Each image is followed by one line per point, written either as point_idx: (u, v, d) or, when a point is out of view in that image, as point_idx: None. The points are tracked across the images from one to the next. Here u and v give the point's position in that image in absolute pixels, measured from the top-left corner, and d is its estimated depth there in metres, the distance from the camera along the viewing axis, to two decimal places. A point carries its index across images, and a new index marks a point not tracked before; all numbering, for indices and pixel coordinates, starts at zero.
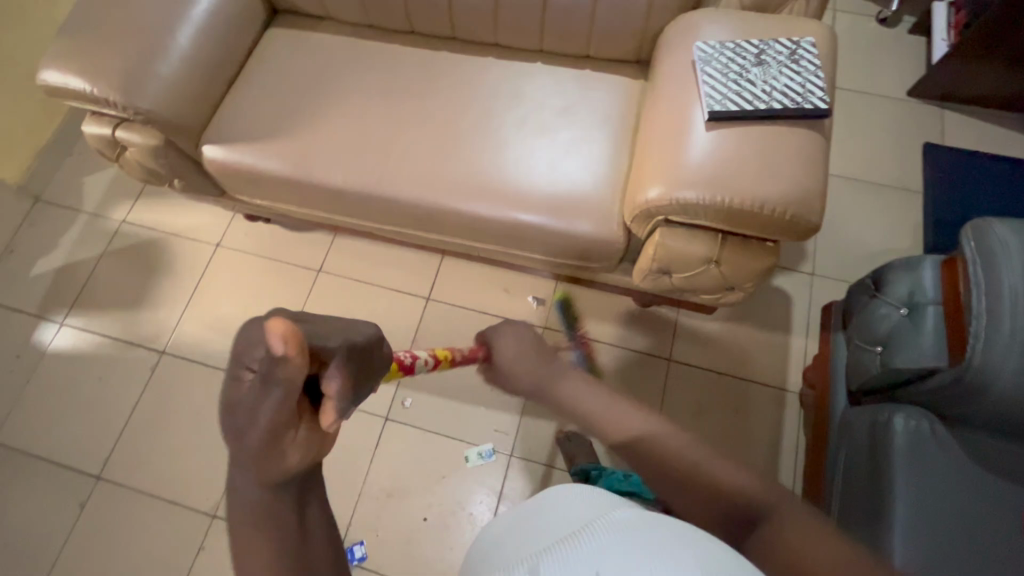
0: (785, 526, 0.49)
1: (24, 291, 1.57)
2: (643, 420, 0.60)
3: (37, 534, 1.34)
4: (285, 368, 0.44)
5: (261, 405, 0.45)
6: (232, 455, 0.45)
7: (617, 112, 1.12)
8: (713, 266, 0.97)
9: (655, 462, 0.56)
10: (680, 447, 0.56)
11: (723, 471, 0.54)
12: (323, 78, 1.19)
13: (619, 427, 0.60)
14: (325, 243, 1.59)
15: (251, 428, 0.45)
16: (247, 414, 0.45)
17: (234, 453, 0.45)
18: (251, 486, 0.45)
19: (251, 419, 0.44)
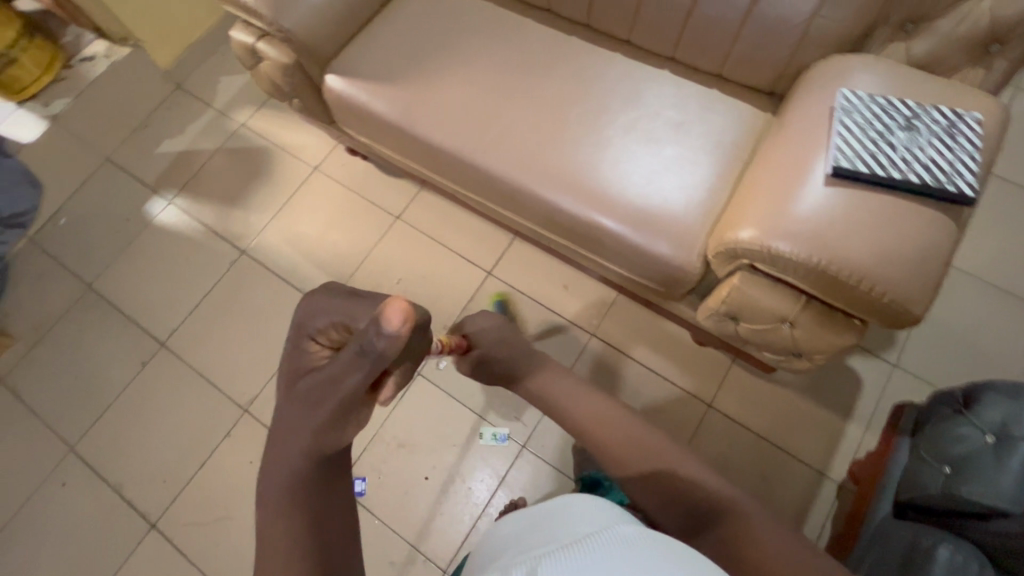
0: (751, 522, 0.54)
1: (148, 164, 1.74)
2: (619, 421, 0.68)
3: (104, 376, 1.51)
4: (384, 343, 0.55)
5: (349, 373, 0.54)
6: (303, 415, 0.52)
7: (732, 140, 1.06)
8: (787, 327, 0.91)
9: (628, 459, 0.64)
10: (658, 449, 0.63)
11: (698, 474, 0.60)
12: (451, 36, 1.20)
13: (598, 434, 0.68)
14: (410, 194, 1.64)
15: (333, 395, 0.53)
16: (332, 376, 0.54)
17: (306, 413, 0.53)
18: (304, 443, 0.51)
19: (336, 384, 0.54)
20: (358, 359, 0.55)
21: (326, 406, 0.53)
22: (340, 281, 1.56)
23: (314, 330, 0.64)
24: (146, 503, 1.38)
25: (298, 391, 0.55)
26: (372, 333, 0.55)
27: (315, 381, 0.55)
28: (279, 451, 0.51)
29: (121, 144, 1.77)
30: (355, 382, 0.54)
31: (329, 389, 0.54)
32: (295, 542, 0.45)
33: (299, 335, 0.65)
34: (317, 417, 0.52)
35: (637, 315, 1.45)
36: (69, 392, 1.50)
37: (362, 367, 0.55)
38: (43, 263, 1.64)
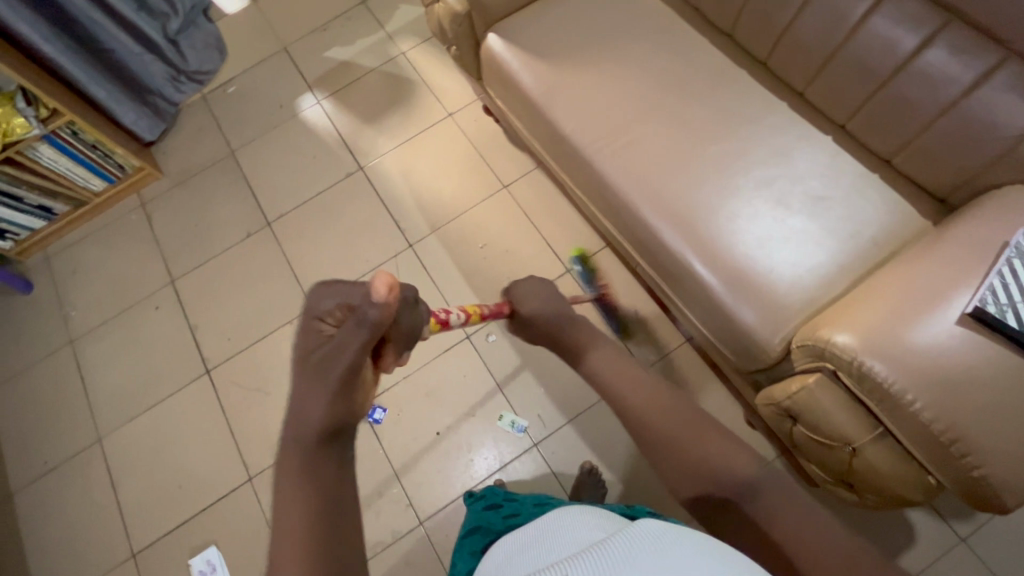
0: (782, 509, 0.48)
1: (313, 63, 1.90)
2: (649, 388, 0.61)
3: (216, 231, 1.71)
4: (376, 313, 0.54)
5: (349, 341, 0.53)
6: (314, 386, 0.52)
7: (871, 235, 0.95)
8: (847, 451, 0.82)
9: (652, 427, 0.57)
10: (676, 419, 0.57)
11: (720, 448, 0.53)
12: (619, 32, 1.17)
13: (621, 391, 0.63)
14: (524, 169, 1.66)
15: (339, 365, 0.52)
16: (336, 348, 0.53)
17: (315, 383, 0.52)
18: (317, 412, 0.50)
19: (344, 354, 0.53)
20: (357, 330, 0.54)
21: (335, 377, 0.52)
22: (432, 225, 1.63)
23: (321, 310, 0.58)
24: (209, 350, 1.56)
25: (306, 369, 0.53)
26: (365, 304, 0.55)
27: (323, 357, 0.53)
28: (300, 415, 0.50)
29: (299, 39, 1.94)
30: (353, 351, 0.53)
31: (335, 361, 0.53)
32: (310, 502, 0.44)
33: (308, 321, 0.58)
34: (327, 390, 0.51)
35: (696, 369, 1.39)
36: (186, 235, 1.72)
37: (361, 330, 0.54)
38: (203, 118, 1.86)
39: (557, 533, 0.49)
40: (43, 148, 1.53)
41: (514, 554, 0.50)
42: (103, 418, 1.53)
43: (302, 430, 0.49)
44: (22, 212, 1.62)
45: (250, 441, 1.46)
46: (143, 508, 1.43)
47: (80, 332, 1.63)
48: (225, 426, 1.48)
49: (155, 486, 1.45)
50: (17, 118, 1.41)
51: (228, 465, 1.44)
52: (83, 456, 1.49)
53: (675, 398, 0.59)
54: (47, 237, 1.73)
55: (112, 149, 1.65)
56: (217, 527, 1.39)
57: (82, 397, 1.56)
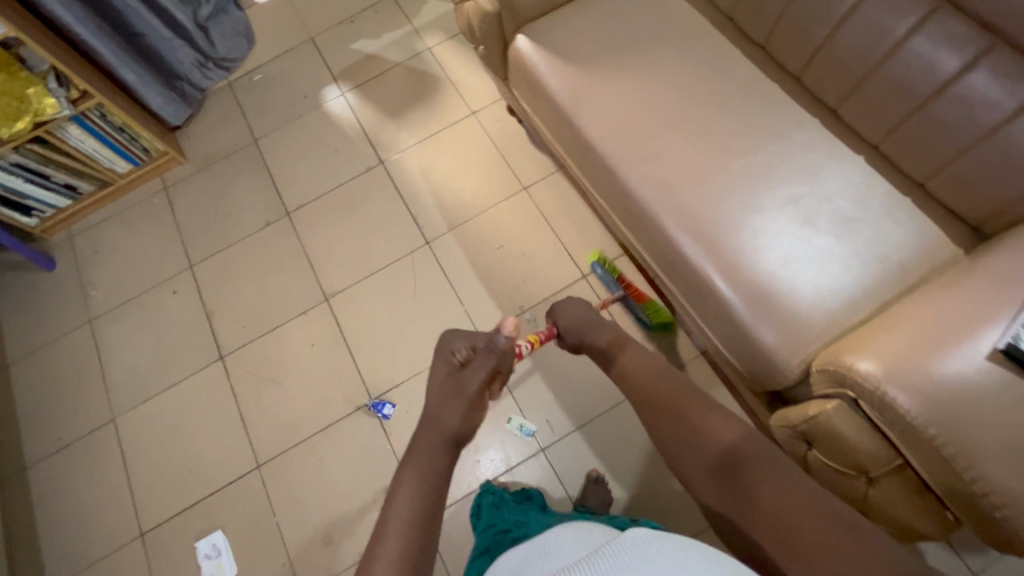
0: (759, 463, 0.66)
1: (339, 55, 1.90)
2: (666, 378, 0.80)
3: (236, 219, 1.72)
4: (503, 344, 0.81)
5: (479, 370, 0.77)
6: (452, 399, 0.73)
7: (900, 259, 0.92)
8: (863, 479, 0.81)
9: (665, 408, 0.77)
10: (687, 403, 0.75)
11: (717, 423, 0.72)
12: (650, 39, 1.16)
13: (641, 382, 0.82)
14: (545, 171, 1.65)
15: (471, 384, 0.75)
16: (469, 374, 0.77)
17: (453, 398, 0.73)
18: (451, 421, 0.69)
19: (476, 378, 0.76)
20: (486, 358, 0.79)
21: (468, 395, 0.73)
22: (450, 224, 1.62)
23: (455, 346, 0.82)
24: (224, 336, 1.58)
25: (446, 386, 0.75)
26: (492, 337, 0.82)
27: (458, 379, 0.75)
28: (433, 421, 0.69)
29: (326, 30, 1.95)
30: (482, 374, 0.77)
31: (469, 381, 0.75)
32: (428, 487, 0.61)
33: (444, 352, 0.82)
34: (461, 405, 0.71)
35: (708, 383, 1.38)
36: (207, 220, 1.73)
37: (489, 360, 0.79)
38: (228, 105, 1.87)
39: (563, 546, 0.58)
40: (73, 129, 1.55)
41: (520, 567, 0.59)
42: (118, 398, 1.55)
43: (432, 432, 0.68)
44: (48, 190, 1.64)
45: (260, 428, 1.47)
46: (153, 488, 1.45)
47: (100, 312, 1.66)
48: (237, 412, 1.50)
49: (166, 467, 1.47)
50: (48, 98, 1.42)
51: (237, 451, 1.46)
52: (98, 435, 1.52)
53: (683, 388, 0.78)
54: (71, 215, 1.76)
55: (139, 133, 1.67)
56: (225, 512, 1.41)
57: (99, 375, 1.58)
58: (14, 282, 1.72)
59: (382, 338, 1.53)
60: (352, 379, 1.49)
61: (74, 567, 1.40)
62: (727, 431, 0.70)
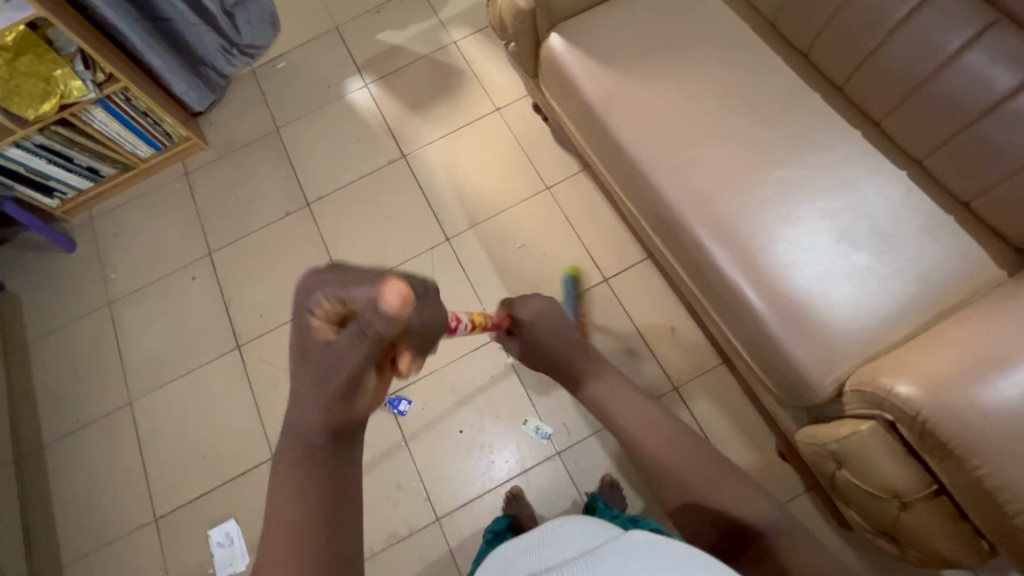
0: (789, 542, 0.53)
1: (364, 45, 1.89)
2: (674, 438, 0.63)
3: (256, 207, 1.72)
4: (380, 325, 0.45)
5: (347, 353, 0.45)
6: (307, 388, 0.45)
7: (940, 279, 0.90)
8: (895, 504, 0.79)
9: (687, 482, 0.59)
10: (710, 471, 0.59)
11: (734, 496, 0.57)
12: (688, 42, 1.13)
13: (646, 440, 0.63)
14: (569, 171, 1.63)
15: (335, 371, 0.45)
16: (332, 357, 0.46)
17: (308, 388, 0.45)
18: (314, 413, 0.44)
19: (338, 363, 0.45)
20: (355, 343, 0.46)
21: (337, 387, 0.45)
22: (471, 221, 1.61)
23: (318, 295, 0.47)
24: (242, 325, 1.58)
25: (303, 367, 0.46)
26: (368, 312, 0.46)
27: (318, 361, 0.46)
28: (297, 408, 0.45)
29: (352, 19, 1.93)
30: (354, 366, 0.45)
31: (335, 370, 0.45)
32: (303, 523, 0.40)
33: (303, 305, 0.48)
34: (329, 398, 0.44)
35: (728, 392, 1.37)
36: (227, 208, 1.73)
37: (360, 345, 0.46)
38: (252, 93, 1.86)
39: (548, 541, 0.53)
40: (97, 112, 1.54)
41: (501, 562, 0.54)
42: (135, 381, 1.56)
43: (301, 429, 0.44)
44: (70, 171, 1.64)
45: (276, 419, 1.47)
46: (167, 473, 1.46)
47: (118, 295, 1.66)
48: (253, 402, 1.50)
49: (181, 453, 1.47)
50: (75, 80, 1.41)
51: (251, 440, 1.46)
52: (114, 417, 1.53)
53: (699, 450, 0.61)
54: (91, 198, 1.76)
55: (162, 117, 1.66)
56: (238, 500, 1.41)
57: (117, 359, 1.59)
58: (35, 261, 1.72)
59: None
60: None
61: (89, 547, 1.41)
62: (755, 507, 0.56)
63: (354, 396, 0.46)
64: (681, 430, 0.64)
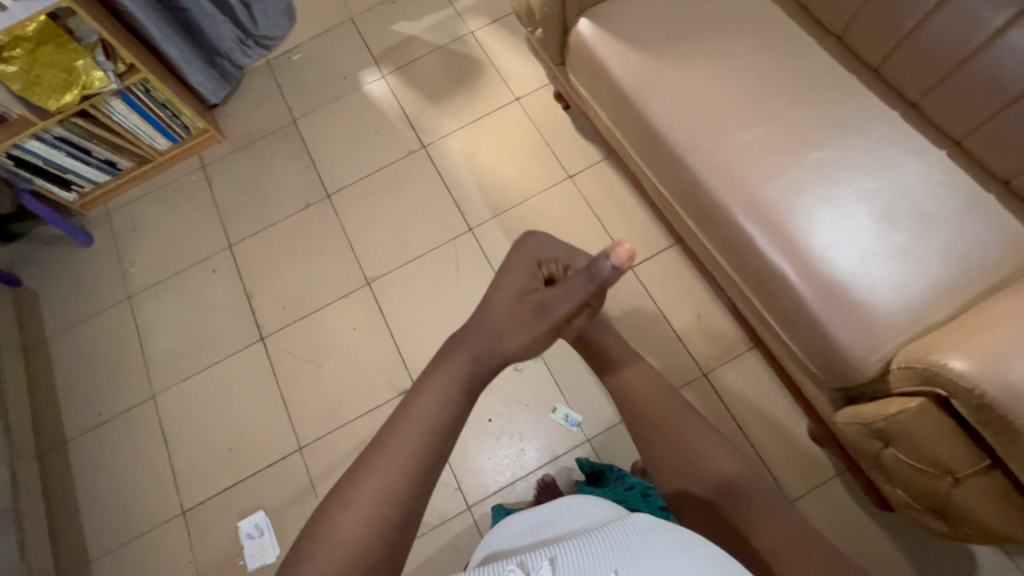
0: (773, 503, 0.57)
1: (381, 36, 1.88)
2: (655, 386, 0.69)
3: (275, 199, 1.71)
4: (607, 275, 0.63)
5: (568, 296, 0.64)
6: (528, 320, 0.63)
7: (982, 258, 0.91)
8: (947, 480, 0.80)
9: (662, 425, 0.65)
10: (691, 428, 0.64)
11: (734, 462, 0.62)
12: (721, 26, 1.13)
13: (633, 390, 0.69)
14: (592, 160, 1.63)
15: (555, 307, 0.64)
16: (555, 299, 0.64)
17: (532, 318, 0.63)
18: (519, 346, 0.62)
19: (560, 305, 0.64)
20: (585, 283, 0.64)
21: (553, 319, 0.63)
22: (493, 210, 1.61)
23: (542, 259, 0.70)
24: (265, 317, 1.57)
25: (523, 303, 0.64)
26: (598, 260, 0.63)
27: (547, 294, 0.64)
28: (484, 339, 0.61)
29: (367, 10, 1.92)
30: (576, 303, 0.64)
31: (557, 303, 0.64)
32: (396, 506, 0.48)
33: (529, 262, 0.69)
34: (536, 330, 0.63)
35: (757, 378, 1.37)
36: (247, 201, 1.72)
37: (586, 288, 0.64)
38: (268, 85, 1.85)
39: (558, 519, 0.54)
40: (117, 104, 1.52)
41: (527, 533, 0.57)
42: (158, 375, 1.55)
43: (422, 422, 0.52)
44: (87, 164, 1.62)
45: (302, 410, 1.47)
46: (194, 467, 1.45)
47: (139, 289, 1.65)
48: (278, 394, 1.49)
49: (206, 446, 1.47)
50: (97, 71, 1.39)
51: (278, 432, 1.46)
52: (137, 411, 1.52)
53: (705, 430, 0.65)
54: (108, 192, 1.74)
55: (181, 109, 1.64)
56: (266, 492, 1.40)
57: (138, 352, 1.58)
58: (52, 257, 1.71)
59: (426, 323, 1.52)
60: (395, 364, 1.49)
61: (116, 542, 1.41)
62: (737, 470, 0.61)
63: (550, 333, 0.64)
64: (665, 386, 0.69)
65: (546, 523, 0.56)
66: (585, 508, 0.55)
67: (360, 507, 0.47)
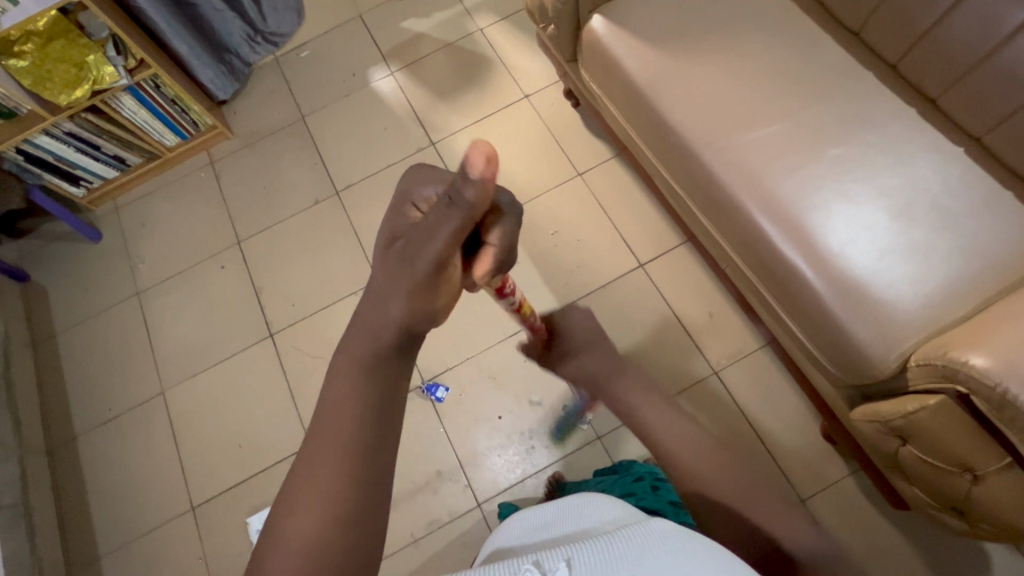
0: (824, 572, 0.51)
1: (389, 33, 1.87)
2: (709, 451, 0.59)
3: (284, 196, 1.71)
4: (471, 193, 0.47)
5: (439, 226, 0.49)
6: (399, 274, 0.50)
7: (1001, 255, 0.90)
8: (966, 477, 0.80)
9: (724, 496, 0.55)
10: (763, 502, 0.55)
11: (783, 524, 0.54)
12: (735, 22, 1.13)
13: (682, 454, 0.59)
14: (601, 157, 1.62)
15: (425, 251, 0.49)
16: (422, 241, 0.49)
17: (403, 271, 0.49)
18: (398, 307, 0.49)
19: (428, 244, 0.49)
20: (448, 214, 0.48)
21: (418, 271, 0.49)
22: None
23: (415, 196, 0.54)
24: (274, 314, 1.57)
25: (389, 254, 0.51)
26: (458, 180, 0.47)
27: (408, 241, 0.50)
28: (371, 316, 0.49)
29: (376, 7, 1.92)
30: (445, 242, 0.49)
31: (421, 249, 0.49)
32: (347, 506, 0.41)
33: (400, 204, 0.54)
34: (410, 283, 0.49)
35: (768, 377, 1.37)
36: (256, 197, 1.72)
37: (453, 220, 0.48)
38: (276, 81, 1.85)
39: (573, 517, 0.53)
40: (126, 99, 1.52)
41: (540, 528, 0.56)
42: (167, 371, 1.55)
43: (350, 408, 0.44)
44: (96, 160, 1.62)
45: (312, 407, 1.47)
46: (202, 463, 1.45)
47: (147, 285, 1.65)
48: (287, 390, 1.49)
49: (215, 442, 1.46)
50: (107, 67, 1.39)
51: (288, 428, 1.45)
52: (146, 407, 1.52)
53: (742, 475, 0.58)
54: (116, 188, 1.74)
55: (190, 106, 1.64)
56: (275, 489, 1.40)
57: (147, 348, 1.58)
58: (60, 252, 1.71)
59: None
60: None
61: (124, 538, 1.40)
62: (782, 522, 0.54)
63: (435, 282, 0.50)
64: (723, 450, 0.60)
65: (553, 520, 0.56)
66: (602, 506, 0.54)
67: (304, 519, 0.41)
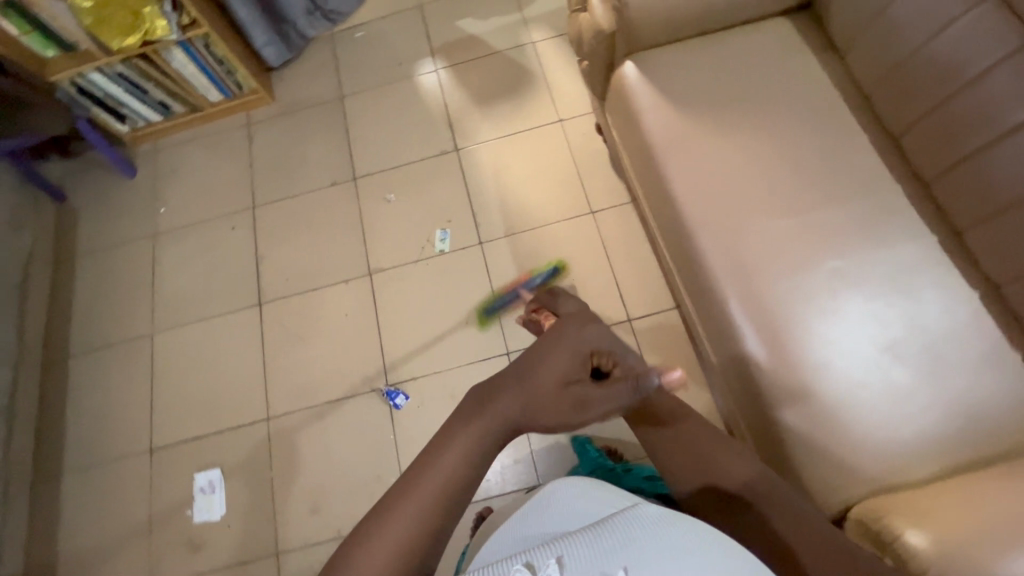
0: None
1: (444, 30, 1.86)
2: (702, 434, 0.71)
3: (303, 170, 1.74)
4: (657, 388, 0.61)
5: (617, 397, 0.60)
6: (566, 412, 0.59)
7: (988, 421, 0.81)
8: None
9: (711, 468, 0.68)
10: (723, 457, 0.68)
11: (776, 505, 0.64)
12: (769, 99, 1.05)
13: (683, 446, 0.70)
14: (618, 200, 1.57)
15: (596, 408, 0.60)
16: (601, 397, 0.60)
17: (572, 412, 0.59)
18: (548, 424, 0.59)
19: (607, 405, 0.60)
20: (629, 392, 0.60)
21: (585, 420, 0.59)
22: (507, 230, 1.58)
23: (597, 348, 0.64)
24: (268, 284, 1.62)
25: (562, 393, 0.60)
26: (650, 375, 0.61)
27: (588, 392, 0.60)
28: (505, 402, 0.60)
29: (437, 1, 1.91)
30: (618, 408, 0.60)
31: (597, 404, 0.60)
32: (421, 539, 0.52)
33: (580, 346, 0.64)
34: (568, 422, 0.59)
35: None
36: (279, 166, 1.76)
37: (630, 398, 0.61)
38: (326, 57, 1.88)
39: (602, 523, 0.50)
40: (177, 52, 1.58)
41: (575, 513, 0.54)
42: (161, 315, 1.63)
43: (441, 482, 0.54)
44: (143, 103, 1.71)
45: (279, 382, 1.51)
46: (171, 409, 1.52)
47: (163, 229, 1.73)
48: (262, 361, 1.54)
49: (187, 392, 1.53)
50: (160, 20, 1.44)
51: (252, 397, 1.50)
52: (133, 343, 1.60)
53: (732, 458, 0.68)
54: (158, 131, 1.83)
55: (236, 68, 1.69)
56: (227, 451, 1.46)
57: (149, 288, 1.66)
58: (97, 180, 1.81)
59: (414, 329, 1.52)
60: (375, 360, 1.50)
61: (87, 460, 1.50)
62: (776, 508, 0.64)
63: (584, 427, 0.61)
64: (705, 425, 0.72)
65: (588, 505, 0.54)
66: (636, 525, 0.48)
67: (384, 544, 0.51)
